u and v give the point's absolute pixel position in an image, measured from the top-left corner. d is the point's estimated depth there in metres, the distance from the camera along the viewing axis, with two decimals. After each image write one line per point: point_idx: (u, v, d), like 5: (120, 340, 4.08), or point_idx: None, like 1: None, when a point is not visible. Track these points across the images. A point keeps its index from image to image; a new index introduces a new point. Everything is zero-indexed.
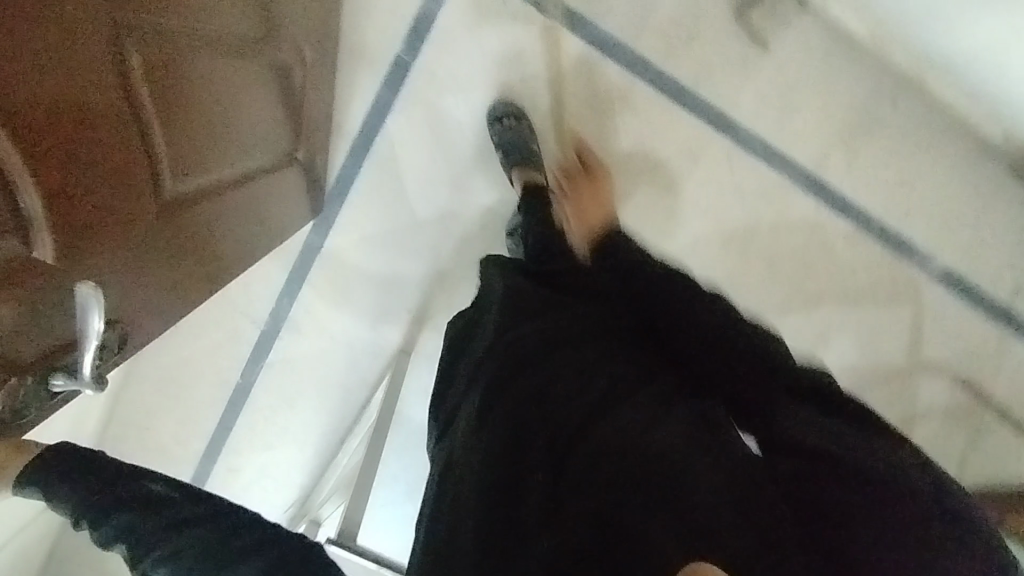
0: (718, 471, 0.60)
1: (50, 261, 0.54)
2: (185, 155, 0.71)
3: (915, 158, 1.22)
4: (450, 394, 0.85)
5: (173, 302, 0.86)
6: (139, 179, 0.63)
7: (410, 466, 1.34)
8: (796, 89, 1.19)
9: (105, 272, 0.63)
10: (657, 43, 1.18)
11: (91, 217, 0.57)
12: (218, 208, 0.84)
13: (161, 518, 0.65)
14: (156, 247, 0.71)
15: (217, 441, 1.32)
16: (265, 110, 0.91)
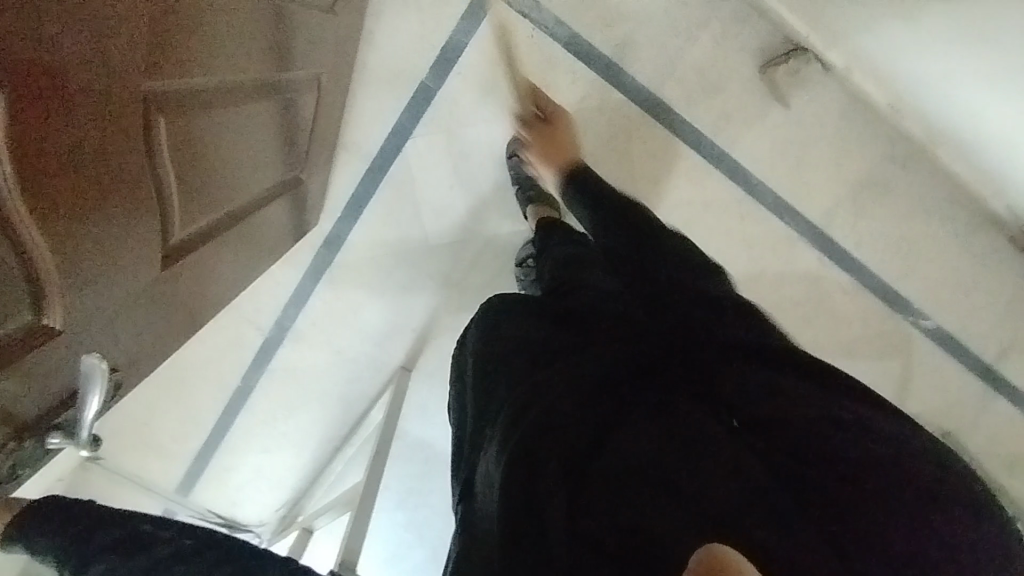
0: (747, 491, 0.49)
1: (58, 330, 0.49)
2: (195, 193, 0.65)
3: (919, 222, 1.25)
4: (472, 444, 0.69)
5: (177, 341, 0.79)
6: (150, 226, 0.57)
7: (402, 475, 1.46)
8: (812, 146, 1.21)
9: (114, 327, 0.58)
10: (681, 91, 1.19)
11: (101, 272, 0.52)
12: (221, 246, 0.78)
13: (135, 565, 0.54)
14: (161, 294, 0.65)
15: (214, 439, 1.41)
16: (280, 137, 0.84)
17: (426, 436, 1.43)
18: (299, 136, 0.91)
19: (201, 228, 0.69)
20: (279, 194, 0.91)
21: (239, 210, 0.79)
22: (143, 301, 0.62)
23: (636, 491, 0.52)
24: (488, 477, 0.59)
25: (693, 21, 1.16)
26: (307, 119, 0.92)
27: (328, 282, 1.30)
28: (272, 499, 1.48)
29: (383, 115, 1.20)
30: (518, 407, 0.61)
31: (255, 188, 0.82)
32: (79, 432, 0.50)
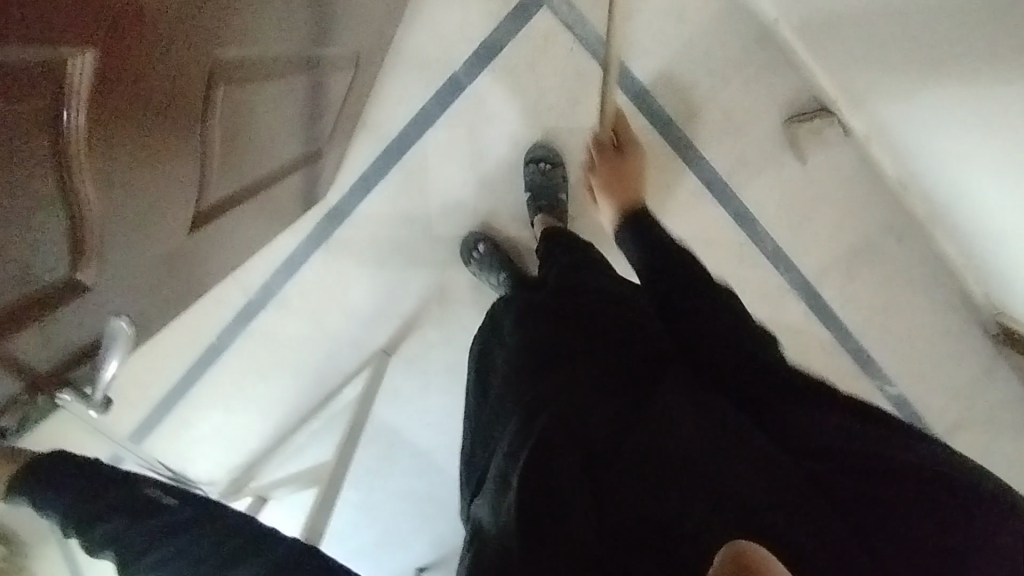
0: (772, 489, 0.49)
1: (88, 289, 0.49)
2: (230, 159, 0.64)
3: (902, 294, 1.30)
4: (477, 440, 0.73)
5: (177, 300, 0.75)
6: (188, 188, 0.57)
7: (364, 456, 1.45)
8: (819, 204, 1.25)
9: (134, 286, 0.57)
10: (703, 129, 1.22)
11: (138, 232, 0.52)
12: (238, 214, 0.77)
13: (141, 527, 0.60)
14: (178, 255, 0.64)
15: (177, 393, 1.37)
16: (314, 111, 0.83)
17: (393, 422, 1.43)
18: (330, 112, 0.90)
19: (228, 193, 0.69)
20: (300, 168, 0.90)
21: (264, 179, 0.79)
22: (162, 262, 0.61)
23: (650, 487, 0.53)
24: (502, 472, 0.60)
25: (729, 64, 1.18)
26: (338, 100, 0.91)
27: (324, 254, 1.30)
28: (224, 463, 1.43)
29: (410, 99, 1.21)
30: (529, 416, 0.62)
31: (282, 159, 0.81)
32: (93, 394, 0.51)
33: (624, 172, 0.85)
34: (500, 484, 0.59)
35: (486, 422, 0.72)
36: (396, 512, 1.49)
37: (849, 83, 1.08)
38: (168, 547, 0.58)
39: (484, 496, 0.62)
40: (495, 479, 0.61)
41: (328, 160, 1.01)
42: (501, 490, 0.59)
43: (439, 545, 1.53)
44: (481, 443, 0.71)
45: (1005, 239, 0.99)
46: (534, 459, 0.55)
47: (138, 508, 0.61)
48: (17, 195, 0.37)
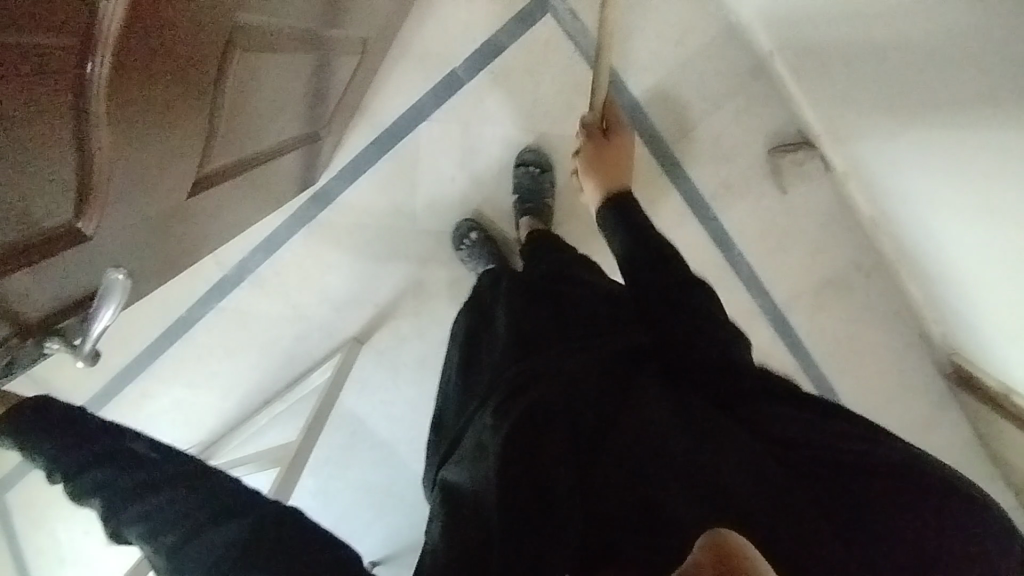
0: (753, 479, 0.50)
1: (87, 236, 0.51)
2: (238, 130, 0.67)
3: (864, 327, 1.36)
4: (457, 414, 0.75)
5: (170, 264, 0.77)
6: (192, 153, 0.59)
7: (328, 444, 1.44)
8: (794, 234, 1.30)
9: (130, 243, 0.60)
10: (692, 150, 1.25)
11: (138, 189, 0.54)
12: (237, 186, 0.78)
13: (127, 476, 0.61)
14: (176, 217, 0.67)
15: (141, 363, 1.35)
16: (323, 92, 0.85)
17: (359, 411, 1.42)
18: (337, 95, 0.92)
19: (230, 164, 0.71)
20: (302, 149, 0.92)
21: (267, 154, 0.80)
22: (160, 221, 0.63)
23: (640, 473, 0.55)
24: (479, 445, 0.61)
25: (722, 90, 1.22)
26: (343, 85, 0.92)
27: (305, 236, 1.29)
28: (182, 439, 1.40)
29: (408, 91, 1.22)
30: (512, 386, 0.64)
31: (285, 137, 0.82)
32: (83, 345, 0.52)
33: (607, 152, 0.85)
34: (476, 454, 0.61)
35: (471, 395, 0.74)
36: (352, 501, 1.48)
37: (834, 120, 1.13)
38: (154, 501, 0.59)
39: (457, 462, 0.64)
40: (469, 447, 0.63)
41: (325, 143, 1.01)
42: (478, 458, 0.60)
43: (394, 538, 1.52)
44: (454, 421, 0.74)
45: (965, 282, 1.04)
46: (519, 427, 0.57)
47: (125, 459, 0.62)
48: (34, 134, 0.39)
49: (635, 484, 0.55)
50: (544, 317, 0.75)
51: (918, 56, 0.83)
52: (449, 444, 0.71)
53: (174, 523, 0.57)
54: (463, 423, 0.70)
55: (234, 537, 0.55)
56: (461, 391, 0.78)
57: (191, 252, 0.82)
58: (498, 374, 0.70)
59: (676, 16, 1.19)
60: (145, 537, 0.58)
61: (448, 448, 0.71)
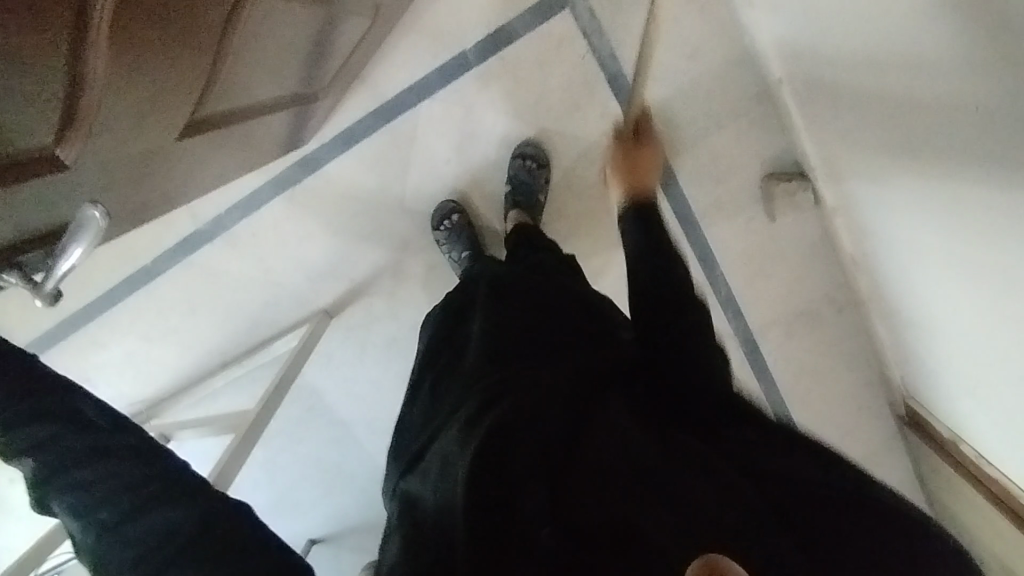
0: (726, 505, 0.51)
1: (66, 165, 0.49)
2: (236, 79, 0.64)
3: (829, 362, 1.38)
4: (421, 423, 0.75)
5: (144, 213, 0.73)
6: (187, 96, 0.57)
7: (283, 416, 1.41)
8: (776, 263, 1.32)
9: (108, 183, 0.57)
10: (688, 165, 1.26)
11: (125, 126, 0.52)
12: (225, 137, 0.75)
13: (70, 442, 0.58)
14: (159, 164, 0.64)
15: (94, 310, 1.29)
16: (327, 52, 0.82)
17: (319, 385, 1.38)
18: (339, 57, 0.89)
19: (224, 112, 0.68)
20: (296, 108, 0.89)
21: (261, 110, 0.77)
22: (144, 163, 0.61)
23: (617, 492, 0.54)
24: (446, 460, 0.62)
25: (726, 111, 1.23)
26: (348, 46, 0.89)
27: (286, 200, 1.25)
28: (130, 393, 1.36)
29: (414, 65, 1.19)
30: (481, 401, 0.65)
31: (280, 95, 0.79)
32: (45, 283, 0.49)
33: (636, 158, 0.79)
34: (443, 467, 0.62)
35: (440, 404, 0.74)
36: (301, 476, 1.45)
37: (829, 157, 1.14)
38: (93, 471, 0.56)
39: (423, 477, 0.65)
40: (434, 462, 0.64)
41: (322, 104, 0.97)
42: (444, 473, 0.61)
43: (336, 520, 1.50)
44: (421, 429, 0.74)
45: (933, 334, 1.06)
46: (485, 446, 0.58)
47: (69, 419, 0.59)
48: (28, 44, 0.36)
49: (610, 503, 0.53)
50: (518, 330, 0.76)
51: (914, 111, 0.85)
52: (416, 451, 0.71)
53: (114, 497, 0.54)
54: (432, 432, 0.70)
55: (170, 523, 0.52)
56: (428, 400, 0.78)
57: (161, 211, 0.79)
58: (471, 387, 0.70)
59: (690, 31, 1.19)
60: (73, 509, 0.55)
61: (415, 453, 0.71)
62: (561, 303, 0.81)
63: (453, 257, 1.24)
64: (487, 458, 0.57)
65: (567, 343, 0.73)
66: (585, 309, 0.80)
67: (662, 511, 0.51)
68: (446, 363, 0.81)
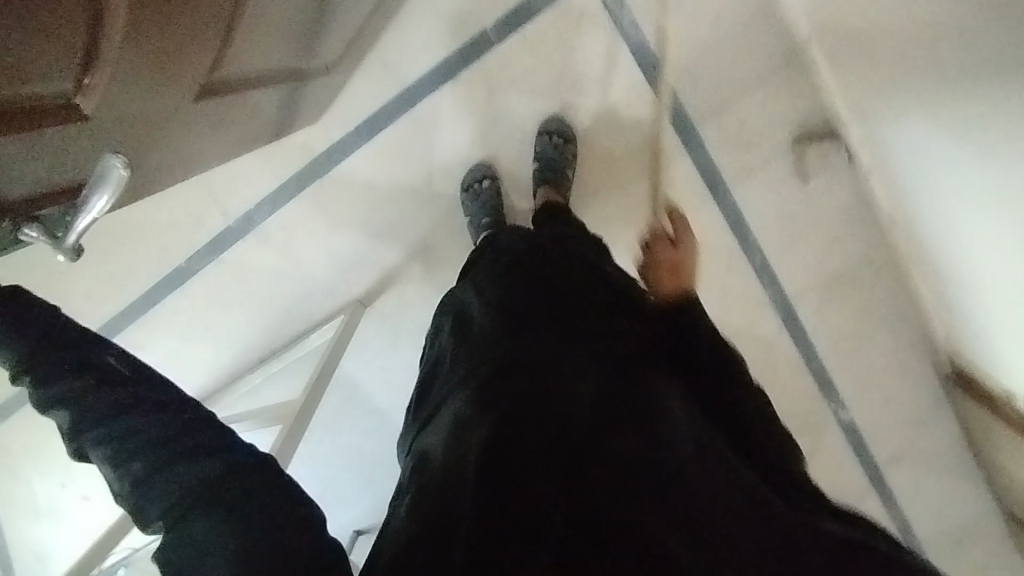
0: (741, 513, 0.49)
1: (85, 115, 0.51)
2: (245, 40, 0.67)
3: (870, 326, 1.35)
4: (436, 384, 0.75)
5: (154, 185, 0.74)
6: (200, 55, 0.60)
7: (324, 408, 1.42)
8: (811, 228, 1.29)
9: (126, 141, 0.59)
10: (716, 132, 1.23)
11: (144, 77, 0.54)
12: (234, 106, 0.77)
13: (108, 395, 0.57)
14: (171, 129, 0.66)
15: (134, 313, 1.31)
16: (323, 18, 0.84)
17: (356, 375, 1.39)
18: (339, 25, 0.92)
19: (235, 78, 0.71)
20: (300, 79, 0.92)
21: (264, 78, 0.79)
22: (160, 124, 0.62)
23: (625, 484, 0.52)
24: (460, 422, 0.62)
25: (751, 75, 1.21)
26: (347, 10, 0.92)
27: (312, 191, 1.26)
28: None
29: (433, 49, 1.19)
30: (494, 373, 0.65)
31: (282, 63, 0.81)
32: (66, 237, 0.50)
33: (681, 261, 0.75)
34: (455, 431, 0.62)
35: (456, 361, 0.74)
36: (344, 468, 1.47)
37: (861, 110, 1.12)
38: (128, 424, 0.56)
39: (435, 432, 0.65)
40: (447, 425, 0.64)
41: (323, 70, 1.00)
42: (457, 436, 0.60)
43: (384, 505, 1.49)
44: (437, 387, 0.74)
45: (976, 282, 1.04)
46: (506, 428, 0.57)
47: (103, 375, 0.58)
48: None
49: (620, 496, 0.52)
50: (546, 301, 0.76)
51: (951, 51, 0.82)
52: (428, 411, 0.72)
53: (149, 450, 0.55)
54: (445, 391, 0.71)
55: (200, 476, 0.53)
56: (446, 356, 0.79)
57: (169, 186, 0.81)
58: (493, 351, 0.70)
59: None
60: (109, 461, 0.55)
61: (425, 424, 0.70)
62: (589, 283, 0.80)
63: (472, 220, 1.22)
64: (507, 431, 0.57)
65: (597, 325, 0.71)
66: (620, 295, 0.79)
67: (673, 515, 0.50)
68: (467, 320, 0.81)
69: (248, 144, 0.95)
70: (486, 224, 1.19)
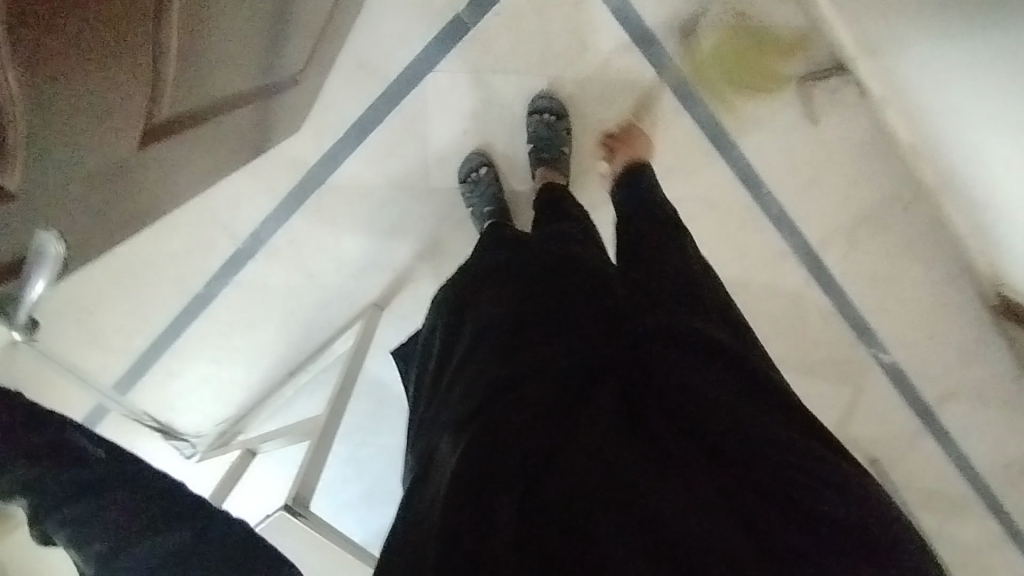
0: (715, 535, 0.52)
1: (8, 192, 0.48)
2: (185, 80, 0.65)
3: (902, 263, 1.28)
4: (430, 408, 0.73)
5: (107, 229, 0.72)
6: (132, 107, 0.58)
7: (357, 412, 1.44)
8: (829, 168, 1.22)
9: (58, 200, 0.57)
10: (714, 83, 1.17)
11: (68, 141, 0.52)
12: (187, 141, 0.75)
13: (71, 477, 0.63)
14: (109, 179, 0.64)
15: (162, 342, 1.34)
16: (272, 32, 0.81)
17: (383, 376, 1.41)
18: (294, 35, 0.89)
19: (180, 116, 0.69)
20: (261, 94, 0.89)
21: (218, 106, 0.77)
22: (95, 176, 0.60)
23: (604, 509, 0.55)
24: (445, 461, 0.63)
25: (745, 18, 1.15)
26: (308, 16, 0.90)
27: (314, 204, 1.26)
28: (208, 416, 1.41)
29: (411, 41, 1.16)
30: (472, 405, 0.64)
31: (236, 88, 0.79)
32: (17, 314, 0.56)
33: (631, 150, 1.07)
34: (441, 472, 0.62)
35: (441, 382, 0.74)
36: (384, 469, 1.49)
37: (868, 36, 1.05)
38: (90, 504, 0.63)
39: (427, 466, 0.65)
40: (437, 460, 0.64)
41: (290, 79, 0.97)
42: (441, 475, 0.61)
43: None
44: (429, 415, 0.73)
45: (1012, 209, 0.96)
46: (476, 457, 0.58)
47: (64, 455, 0.64)
48: None
49: (595, 519, 0.54)
50: (515, 301, 0.74)
51: None
52: (422, 439, 0.71)
53: (114, 531, 0.62)
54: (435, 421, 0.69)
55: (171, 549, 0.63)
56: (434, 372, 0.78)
57: (128, 223, 0.78)
58: (470, 369, 0.69)
59: None
60: (72, 543, 0.63)
61: (420, 440, 0.70)
62: (555, 264, 0.77)
63: (473, 210, 1.20)
64: (483, 463, 0.57)
65: (563, 316, 0.70)
66: (596, 274, 0.75)
67: (646, 537, 0.53)
68: (455, 328, 0.79)
69: (223, 164, 0.94)
70: (489, 213, 1.17)
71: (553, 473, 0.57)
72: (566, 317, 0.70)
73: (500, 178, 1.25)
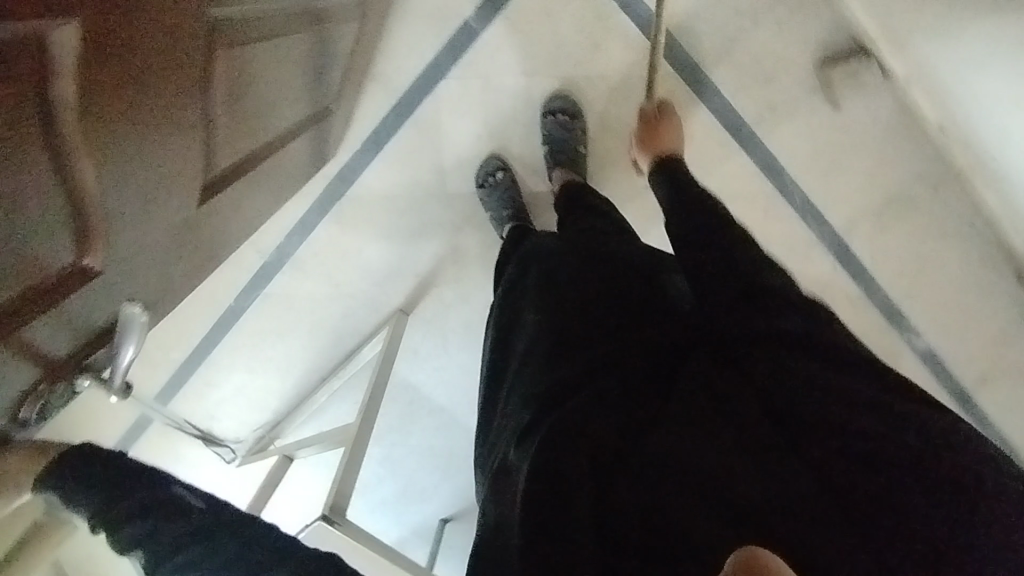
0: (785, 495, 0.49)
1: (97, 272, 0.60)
2: (233, 136, 0.74)
3: (934, 245, 1.25)
4: (493, 423, 0.74)
5: (177, 271, 0.82)
6: (192, 175, 0.68)
7: (389, 415, 1.47)
8: (852, 153, 1.19)
9: (139, 263, 0.69)
10: (729, 73, 1.15)
11: (141, 221, 0.63)
12: (241, 183, 0.84)
13: (173, 526, 0.62)
14: (181, 233, 0.75)
15: (199, 353, 1.38)
16: (313, 74, 0.87)
17: (412, 380, 1.43)
18: (334, 72, 0.95)
19: (233, 167, 0.79)
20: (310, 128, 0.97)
21: (267, 147, 0.85)
22: (170, 234, 0.71)
23: (674, 489, 0.53)
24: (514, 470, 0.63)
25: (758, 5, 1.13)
26: (346, 50, 0.95)
27: (337, 214, 1.28)
28: (246, 424, 1.46)
29: (421, 49, 1.16)
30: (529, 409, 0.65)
31: (283, 127, 0.87)
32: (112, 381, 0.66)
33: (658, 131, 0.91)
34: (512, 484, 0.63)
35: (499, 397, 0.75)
36: (419, 470, 1.53)
37: (888, 19, 1.02)
38: (188, 553, 0.61)
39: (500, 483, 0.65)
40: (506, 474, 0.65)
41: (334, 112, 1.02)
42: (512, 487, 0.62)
43: (463, 496, 1.56)
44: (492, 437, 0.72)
45: None
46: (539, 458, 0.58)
47: (160, 508, 0.64)
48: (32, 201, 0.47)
49: (662, 499, 0.53)
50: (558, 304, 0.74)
51: None
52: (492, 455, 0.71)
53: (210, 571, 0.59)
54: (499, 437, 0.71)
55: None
56: (493, 389, 0.78)
57: (195, 255, 0.85)
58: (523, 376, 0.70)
59: None
60: None
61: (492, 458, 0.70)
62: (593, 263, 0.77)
63: (492, 216, 1.20)
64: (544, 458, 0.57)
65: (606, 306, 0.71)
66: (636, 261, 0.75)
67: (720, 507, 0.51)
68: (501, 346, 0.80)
69: (269, 197, 0.99)
70: (508, 217, 1.17)
71: (622, 467, 0.56)
72: (612, 308, 0.70)
73: (517, 180, 1.25)
